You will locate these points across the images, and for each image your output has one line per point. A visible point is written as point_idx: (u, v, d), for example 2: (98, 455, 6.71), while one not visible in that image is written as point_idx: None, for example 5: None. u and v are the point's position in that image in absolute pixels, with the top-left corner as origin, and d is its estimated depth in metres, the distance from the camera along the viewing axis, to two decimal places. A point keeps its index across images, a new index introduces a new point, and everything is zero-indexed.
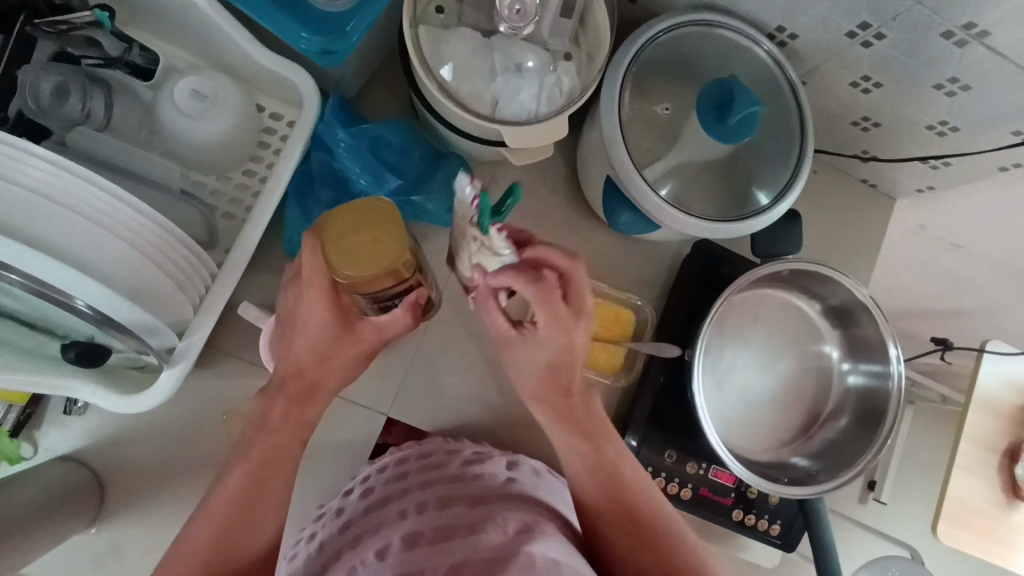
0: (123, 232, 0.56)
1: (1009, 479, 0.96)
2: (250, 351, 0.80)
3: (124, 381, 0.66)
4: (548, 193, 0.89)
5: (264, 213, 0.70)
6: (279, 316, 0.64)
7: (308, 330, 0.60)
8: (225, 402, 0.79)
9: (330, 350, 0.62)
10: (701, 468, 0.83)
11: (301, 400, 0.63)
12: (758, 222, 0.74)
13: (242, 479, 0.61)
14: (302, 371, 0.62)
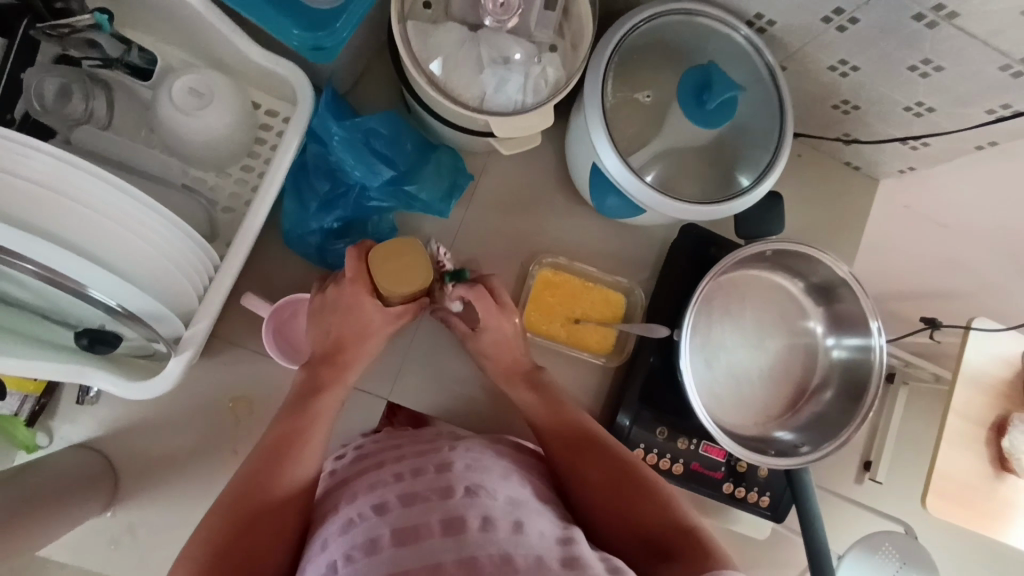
0: (127, 223, 0.59)
1: (995, 452, 0.98)
2: (253, 340, 0.83)
3: (134, 368, 0.69)
4: (538, 182, 0.91)
5: (260, 203, 0.73)
6: (315, 307, 0.75)
7: (348, 319, 0.72)
8: (231, 389, 0.82)
9: (366, 334, 0.73)
10: (691, 444, 0.86)
11: (332, 378, 0.73)
12: (742, 202, 0.77)
13: (270, 450, 0.66)
14: (341, 348, 0.73)
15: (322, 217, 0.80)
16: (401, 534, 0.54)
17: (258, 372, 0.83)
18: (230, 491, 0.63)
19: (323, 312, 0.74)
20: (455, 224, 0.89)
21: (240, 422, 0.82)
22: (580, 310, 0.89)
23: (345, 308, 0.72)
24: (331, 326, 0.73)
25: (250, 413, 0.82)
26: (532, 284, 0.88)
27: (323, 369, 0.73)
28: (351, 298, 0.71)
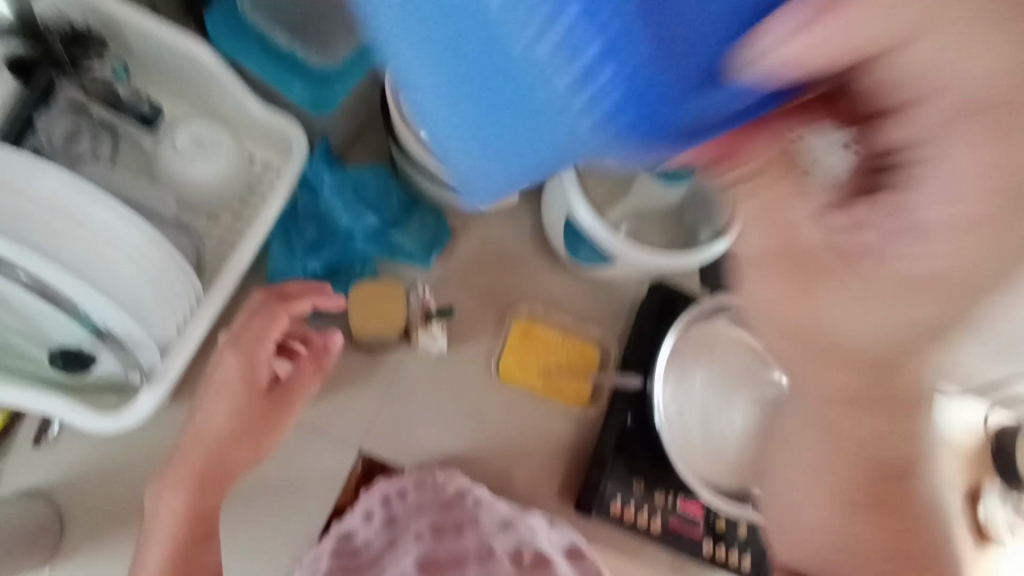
0: (146, 267, 0.65)
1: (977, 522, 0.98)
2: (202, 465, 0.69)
3: (103, 404, 0.70)
4: (516, 235, 0.96)
5: (256, 230, 0.78)
6: (211, 387, 0.70)
7: (233, 396, 0.70)
8: (191, 471, 0.69)
9: (249, 437, 0.71)
10: (666, 498, 0.88)
11: (222, 474, 0.70)
12: (704, 254, 0.84)
13: (200, 521, 0.69)
14: (246, 421, 0.70)
15: (307, 260, 0.85)
16: None
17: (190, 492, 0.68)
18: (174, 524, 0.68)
19: (228, 398, 0.70)
20: (436, 276, 0.92)
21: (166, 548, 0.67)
22: (553, 360, 0.92)
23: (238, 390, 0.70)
24: (223, 410, 0.70)
25: (164, 541, 0.67)
26: (510, 332, 0.91)
27: (237, 433, 0.70)
28: (245, 365, 0.70)
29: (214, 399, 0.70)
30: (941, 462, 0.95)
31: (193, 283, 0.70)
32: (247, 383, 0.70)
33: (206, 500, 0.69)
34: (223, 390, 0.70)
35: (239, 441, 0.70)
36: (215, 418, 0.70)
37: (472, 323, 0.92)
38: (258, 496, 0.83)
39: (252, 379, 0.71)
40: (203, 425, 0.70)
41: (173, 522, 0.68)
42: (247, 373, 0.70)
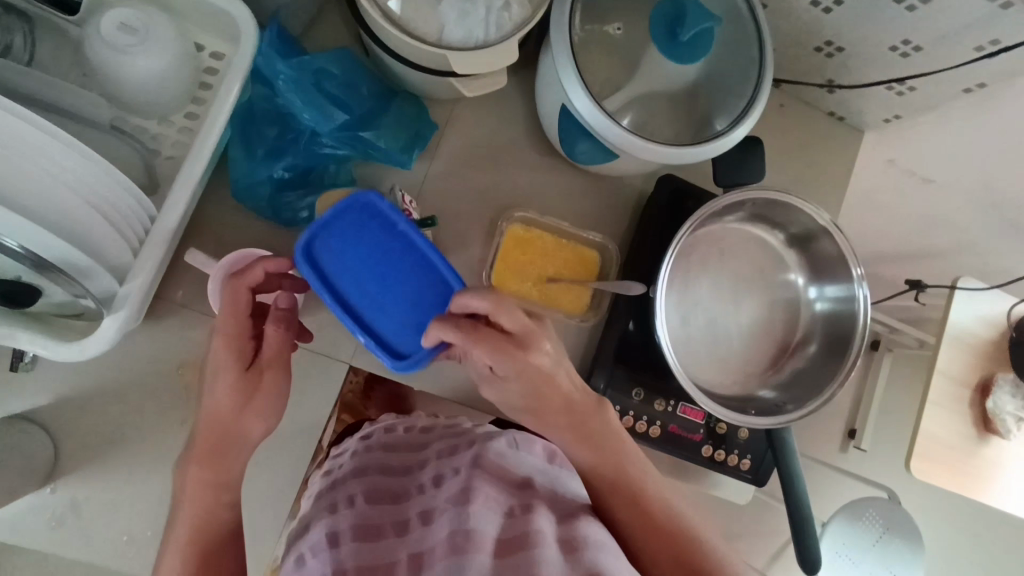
0: (75, 184, 0.56)
1: (979, 413, 0.98)
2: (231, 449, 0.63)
3: (65, 329, 0.66)
4: (506, 128, 0.89)
5: (208, 135, 0.69)
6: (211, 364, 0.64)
7: (227, 370, 0.64)
8: (202, 445, 0.63)
9: (249, 399, 0.64)
10: (668, 406, 0.85)
11: (240, 437, 0.64)
12: (718, 144, 0.74)
13: (218, 500, 0.63)
14: (246, 389, 0.64)
15: (270, 165, 0.77)
16: (361, 530, 0.56)
17: (202, 470, 0.62)
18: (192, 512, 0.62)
19: (227, 361, 0.64)
20: (420, 175, 0.85)
21: (196, 533, 0.61)
22: (550, 266, 0.85)
23: (230, 352, 0.64)
24: (222, 375, 0.64)
25: (188, 518, 0.62)
26: (503, 237, 0.85)
27: (245, 397, 0.64)
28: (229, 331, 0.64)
29: (215, 369, 0.64)
30: (941, 349, 0.96)
31: (139, 202, 0.65)
32: (231, 352, 0.64)
33: (221, 473, 0.63)
34: (217, 360, 0.64)
35: (243, 407, 0.64)
36: (220, 390, 0.63)
37: (461, 226, 0.86)
38: None
39: (234, 354, 0.64)
40: (211, 399, 0.63)
41: (195, 511, 0.62)
42: (226, 343, 0.64)
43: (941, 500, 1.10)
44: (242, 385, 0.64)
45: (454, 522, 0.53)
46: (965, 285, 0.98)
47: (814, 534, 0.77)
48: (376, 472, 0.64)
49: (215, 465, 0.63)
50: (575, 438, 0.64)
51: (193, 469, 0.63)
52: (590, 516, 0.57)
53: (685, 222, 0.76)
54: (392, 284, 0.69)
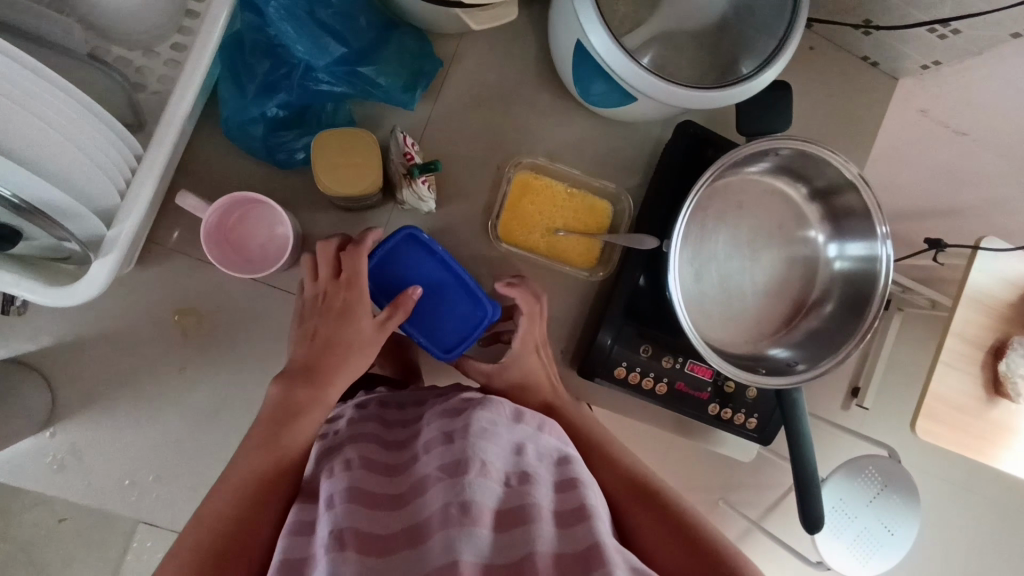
0: (55, 118, 0.52)
1: (990, 375, 0.95)
2: (344, 369, 0.68)
3: (52, 274, 0.63)
4: (515, 67, 0.83)
5: (194, 68, 0.64)
6: (333, 304, 0.70)
7: (344, 314, 0.70)
8: (299, 368, 0.67)
9: (360, 344, 0.70)
10: (676, 362, 0.83)
11: (326, 376, 0.67)
12: (743, 87, 0.68)
13: (279, 426, 0.62)
14: (353, 337, 0.69)
15: (263, 103, 0.72)
16: (364, 498, 0.54)
17: (299, 387, 0.65)
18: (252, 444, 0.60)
19: (344, 300, 0.70)
20: (423, 117, 0.81)
21: (239, 459, 0.59)
22: (558, 214, 0.82)
23: (348, 301, 0.70)
24: (337, 317, 0.69)
25: (251, 452, 0.60)
26: (510, 184, 0.81)
27: (348, 338, 0.69)
28: (348, 287, 0.71)
29: (335, 310, 0.70)
30: (958, 308, 0.93)
31: (123, 141, 0.61)
32: (346, 298, 0.70)
33: (299, 405, 0.64)
34: (336, 306, 0.70)
35: (350, 345, 0.69)
36: (337, 325, 0.69)
37: (465, 172, 0.82)
38: (247, 365, 0.78)
39: (355, 305, 0.70)
40: (326, 328, 0.69)
41: (261, 430, 0.61)
42: (347, 292, 0.70)
43: (946, 462, 1.08)
44: (360, 331, 0.70)
45: (445, 495, 0.51)
46: (989, 244, 0.94)
47: (819, 491, 0.76)
48: (373, 444, 0.62)
49: (300, 397, 0.65)
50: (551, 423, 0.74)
51: (281, 386, 0.65)
52: (587, 486, 0.57)
53: (709, 166, 0.72)
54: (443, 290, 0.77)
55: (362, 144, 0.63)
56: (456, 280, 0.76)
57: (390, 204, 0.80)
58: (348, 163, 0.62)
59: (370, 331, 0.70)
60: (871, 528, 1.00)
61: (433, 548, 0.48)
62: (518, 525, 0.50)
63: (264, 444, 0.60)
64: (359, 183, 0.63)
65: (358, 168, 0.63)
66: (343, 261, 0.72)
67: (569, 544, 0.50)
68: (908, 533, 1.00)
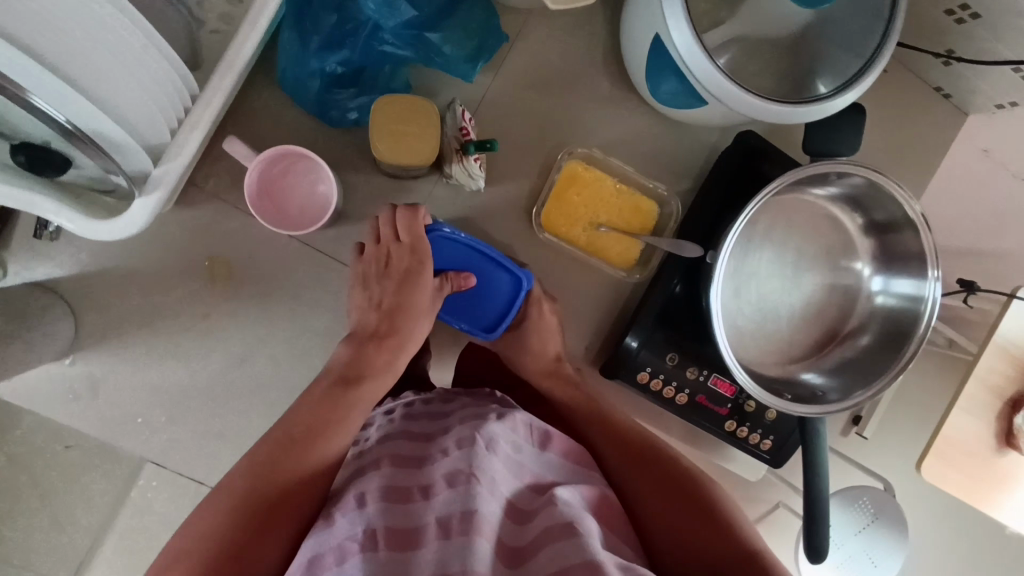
0: (117, 49, 0.51)
1: (1004, 427, 0.94)
2: (411, 333, 0.70)
3: (93, 206, 0.62)
4: (581, 52, 0.80)
5: (261, 11, 0.61)
6: (397, 269, 0.70)
7: (410, 282, 0.70)
8: (364, 340, 0.68)
9: (421, 311, 0.70)
10: (701, 375, 0.82)
11: (382, 356, 0.67)
12: (820, 106, 0.66)
13: (332, 411, 0.62)
14: (415, 306, 0.70)
15: (323, 56, 0.70)
16: (389, 494, 0.55)
17: (369, 352, 0.67)
18: (287, 425, 0.60)
19: (408, 267, 0.70)
20: (480, 90, 0.78)
21: (277, 436, 0.59)
22: (604, 212, 0.80)
23: (410, 267, 0.70)
24: (401, 284, 0.70)
25: (296, 425, 0.60)
26: (559, 174, 0.79)
27: (409, 313, 0.70)
28: (409, 254, 0.70)
29: (399, 276, 0.70)
30: (988, 357, 0.91)
31: (180, 78, 0.59)
32: (409, 264, 0.70)
33: (353, 394, 0.64)
34: (399, 271, 0.70)
35: (411, 313, 0.70)
36: (400, 290, 0.70)
37: (516, 153, 0.80)
38: (270, 320, 0.77)
39: (420, 271, 0.70)
40: (390, 294, 0.70)
41: (309, 408, 0.61)
42: (410, 261, 0.70)
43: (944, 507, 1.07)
44: (422, 300, 0.70)
45: (461, 501, 0.52)
46: None
47: (827, 523, 0.76)
48: (401, 438, 0.63)
49: (349, 380, 0.65)
50: (584, 415, 0.74)
51: (342, 361, 0.66)
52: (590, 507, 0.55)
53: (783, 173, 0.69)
54: (486, 277, 0.75)
55: (422, 117, 0.61)
56: (489, 263, 0.75)
57: (435, 177, 0.78)
58: (404, 133, 0.60)
59: (431, 302, 0.71)
60: (854, 557, 0.99)
61: (454, 552, 0.48)
62: (531, 555, 0.51)
63: (315, 419, 0.60)
64: (410, 155, 0.61)
65: (414, 140, 0.61)
66: (400, 223, 0.71)
67: (569, 557, 0.48)
68: (892, 564, 0.98)
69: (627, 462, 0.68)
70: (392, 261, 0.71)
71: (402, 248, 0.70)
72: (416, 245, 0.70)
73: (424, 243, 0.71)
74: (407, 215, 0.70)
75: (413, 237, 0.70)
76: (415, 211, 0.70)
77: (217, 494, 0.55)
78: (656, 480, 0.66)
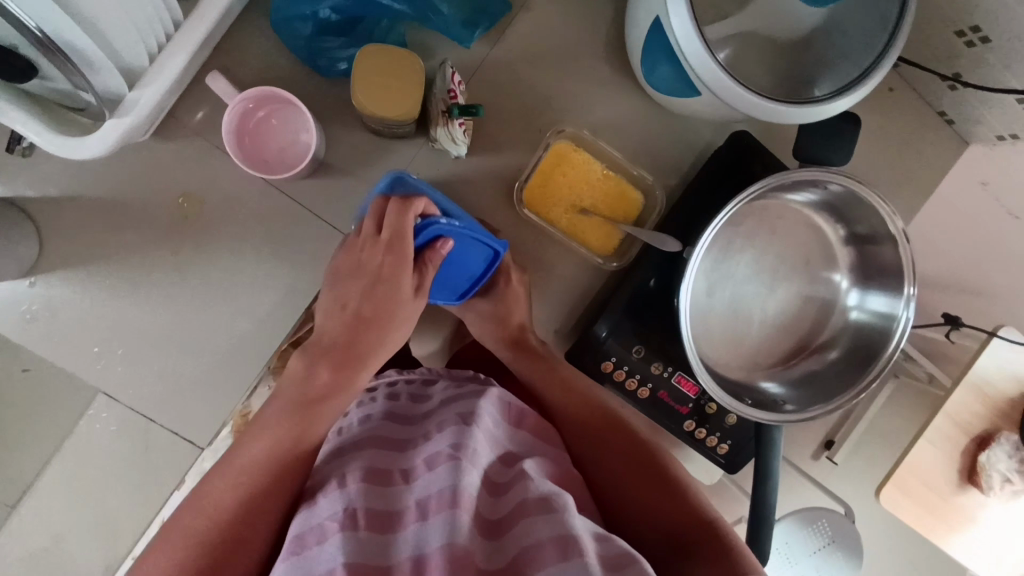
0: None
1: (967, 463, 0.93)
2: (381, 346, 0.66)
3: (63, 124, 0.60)
4: (584, 31, 0.79)
5: None
6: (374, 277, 0.65)
7: (386, 292, 0.65)
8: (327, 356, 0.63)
9: (394, 321, 0.67)
10: (665, 371, 0.81)
11: (345, 375, 0.63)
12: (813, 109, 0.65)
13: (284, 439, 0.58)
14: (387, 321, 0.66)
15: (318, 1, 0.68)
16: (371, 476, 0.55)
17: (332, 372, 0.63)
18: (241, 462, 0.57)
19: (385, 276, 0.65)
20: (477, 58, 0.77)
21: (230, 477, 0.56)
22: (587, 196, 0.79)
23: (388, 277, 0.65)
24: (376, 294, 0.65)
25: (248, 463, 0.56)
26: (545, 153, 0.77)
27: (378, 328, 0.66)
28: (388, 261, 0.65)
29: (373, 285, 0.65)
30: (959, 390, 0.90)
31: (163, 1, 0.58)
32: (386, 272, 0.65)
33: (307, 418, 0.60)
34: (375, 279, 0.65)
35: (380, 325, 0.66)
36: (372, 301, 0.65)
37: (506, 126, 0.79)
38: (237, 265, 0.76)
39: (399, 280, 0.66)
40: (360, 304, 0.65)
41: (262, 441, 0.58)
42: (388, 270, 0.65)
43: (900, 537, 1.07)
44: (395, 311, 0.66)
45: (442, 479, 0.52)
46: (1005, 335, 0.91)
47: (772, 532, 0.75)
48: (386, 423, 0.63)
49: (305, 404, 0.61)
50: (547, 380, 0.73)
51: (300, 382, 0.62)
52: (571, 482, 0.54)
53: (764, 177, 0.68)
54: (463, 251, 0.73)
55: (409, 73, 0.60)
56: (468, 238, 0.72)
57: (421, 140, 0.76)
58: (388, 86, 0.59)
59: (403, 311, 0.67)
60: None
61: (432, 531, 0.49)
62: (510, 528, 0.50)
63: (266, 453, 0.57)
64: (391, 109, 0.60)
65: (397, 94, 0.60)
66: (388, 219, 0.65)
67: (548, 528, 0.48)
68: None
69: (593, 441, 0.68)
70: (365, 262, 0.66)
71: (382, 253, 0.65)
72: (399, 248, 0.65)
73: (409, 249, 0.65)
74: (399, 210, 0.64)
75: (399, 241, 0.65)
76: (408, 207, 0.64)
77: (167, 544, 0.53)
78: (623, 458, 0.65)
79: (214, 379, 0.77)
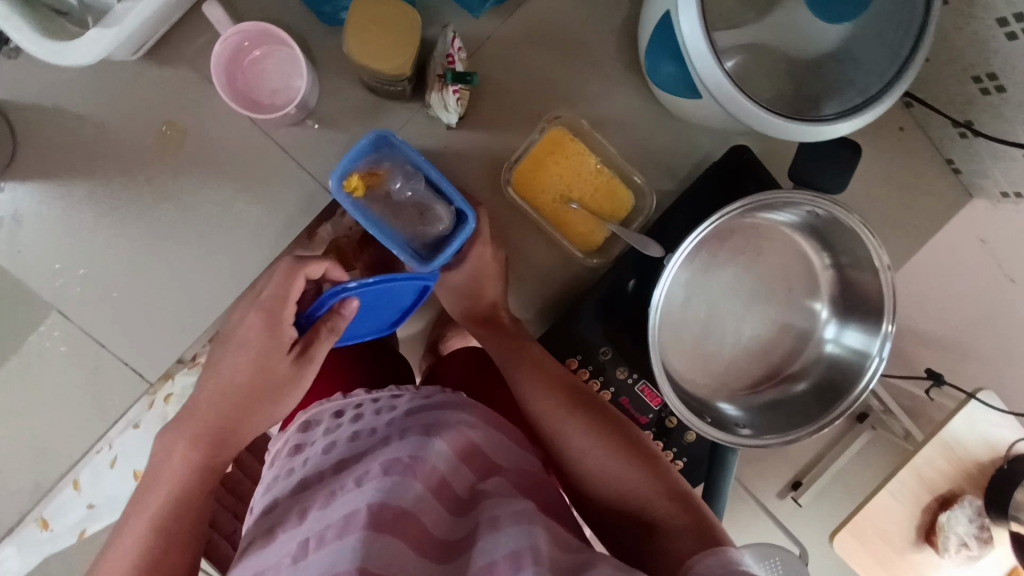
0: None
1: (927, 522, 0.89)
2: (255, 412, 0.62)
3: (52, 28, 0.59)
4: (598, 21, 0.77)
5: None
6: (247, 342, 0.61)
7: (258, 358, 0.61)
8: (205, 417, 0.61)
9: (269, 390, 0.62)
10: (630, 377, 0.78)
11: (224, 434, 0.61)
12: (812, 129, 0.63)
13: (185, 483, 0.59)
14: (260, 388, 0.62)
15: None
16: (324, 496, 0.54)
17: (214, 432, 0.60)
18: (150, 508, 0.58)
19: (256, 340, 0.61)
20: (485, 31, 0.76)
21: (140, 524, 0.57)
22: (576, 188, 0.77)
23: (260, 342, 0.61)
24: (248, 360, 0.61)
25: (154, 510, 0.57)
26: (541, 137, 0.76)
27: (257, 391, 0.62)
28: (262, 327, 0.62)
29: (243, 350, 0.61)
30: (929, 445, 0.87)
31: None
32: (262, 336, 0.62)
33: (203, 463, 0.60)
34: (248, 345, 0.61)
35: (255, 389, 0.62)
36: (246, 363, 0.61)
37: (505, 105, 0.77)
38: (210, 202, 0.74)
39: (274, 345, 0.62)
40: (233, 368, 0.61)
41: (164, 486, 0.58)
42: (261, 334, 0.61)
43: None
44: (270, 376, 0.62)
45: (386, 491, 0.51)
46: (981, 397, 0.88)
47: None
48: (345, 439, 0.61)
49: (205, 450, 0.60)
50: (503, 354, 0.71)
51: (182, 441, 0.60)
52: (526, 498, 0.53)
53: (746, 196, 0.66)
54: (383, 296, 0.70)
55: (405, 26, 0.58)
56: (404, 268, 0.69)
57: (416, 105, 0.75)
58: (384, 36, 0.58)
59: (281, 376, 0.62)
60: None
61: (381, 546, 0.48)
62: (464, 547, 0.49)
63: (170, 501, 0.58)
64: (385, 58, 0.58)
65: (392, 45, 0.58)
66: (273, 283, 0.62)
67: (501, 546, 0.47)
68: None
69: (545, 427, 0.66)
70: (241, 329, 0.62)
71: (256, 320, 0.62)
72: (275, 314, 0.62)
73: (284, 313, 0.62)
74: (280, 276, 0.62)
75: (274, 307, 0.62)
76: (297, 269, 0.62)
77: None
78: (589, 437, 0.63)
79: (169, 315, 0.75)
